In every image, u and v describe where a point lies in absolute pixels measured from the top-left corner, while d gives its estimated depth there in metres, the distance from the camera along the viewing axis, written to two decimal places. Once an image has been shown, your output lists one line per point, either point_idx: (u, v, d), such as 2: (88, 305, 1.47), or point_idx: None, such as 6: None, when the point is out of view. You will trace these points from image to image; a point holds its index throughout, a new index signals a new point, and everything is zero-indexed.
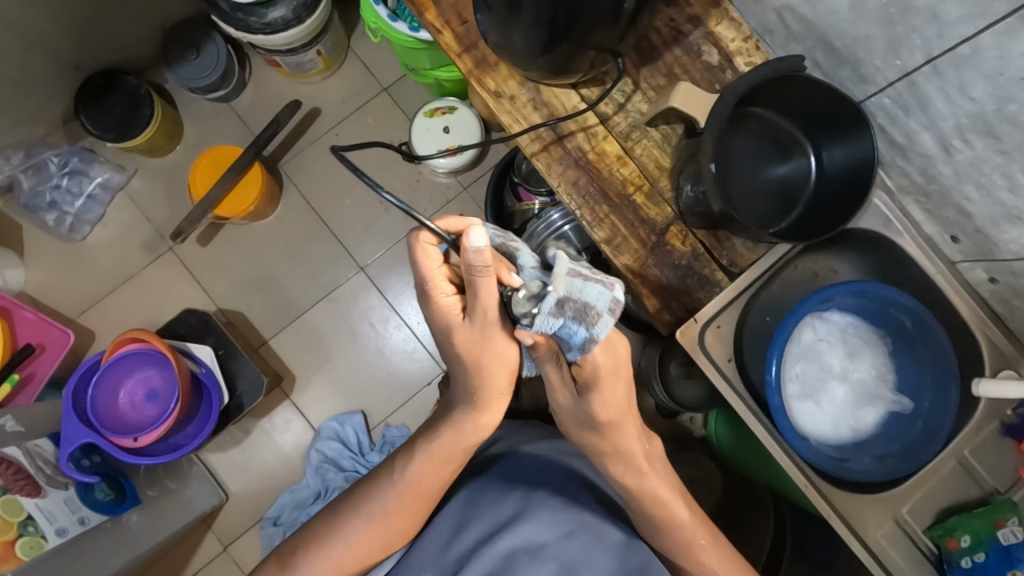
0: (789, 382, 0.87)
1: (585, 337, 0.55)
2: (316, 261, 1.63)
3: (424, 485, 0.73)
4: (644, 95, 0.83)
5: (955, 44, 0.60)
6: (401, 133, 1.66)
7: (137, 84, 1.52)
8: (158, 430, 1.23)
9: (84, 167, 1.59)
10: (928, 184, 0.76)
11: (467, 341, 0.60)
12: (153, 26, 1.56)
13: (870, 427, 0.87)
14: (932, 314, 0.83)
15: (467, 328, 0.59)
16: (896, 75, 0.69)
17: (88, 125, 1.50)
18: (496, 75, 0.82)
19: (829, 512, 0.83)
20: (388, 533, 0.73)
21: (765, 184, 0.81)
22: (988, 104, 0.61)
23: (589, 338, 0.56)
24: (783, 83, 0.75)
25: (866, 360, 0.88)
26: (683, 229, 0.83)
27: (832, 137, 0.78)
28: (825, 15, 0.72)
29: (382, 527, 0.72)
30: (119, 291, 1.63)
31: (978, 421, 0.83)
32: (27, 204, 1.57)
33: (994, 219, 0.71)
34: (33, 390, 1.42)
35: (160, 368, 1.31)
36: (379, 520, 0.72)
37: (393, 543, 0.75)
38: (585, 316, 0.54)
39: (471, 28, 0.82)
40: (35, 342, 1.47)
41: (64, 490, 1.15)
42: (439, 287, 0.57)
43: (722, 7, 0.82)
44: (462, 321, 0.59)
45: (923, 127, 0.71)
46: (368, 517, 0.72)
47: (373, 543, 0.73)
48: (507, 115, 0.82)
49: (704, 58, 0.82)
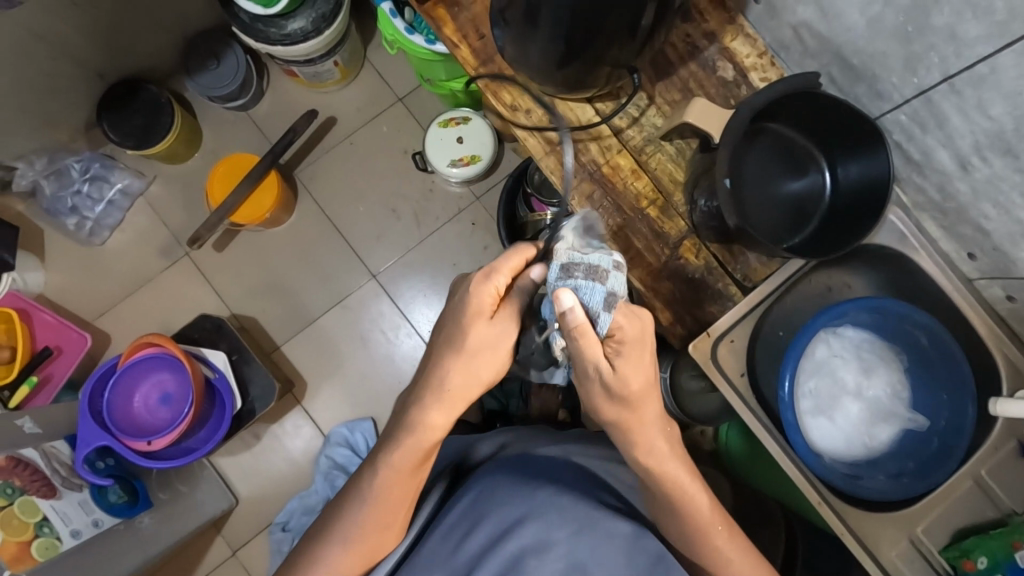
0: (800, 398, 0.87)
1: (603, 293, 0.60)
2: (330, 268, 1.65)
3: (401, 498, 0.69)
4: (658, 109, 0.83)
5: (973, 63, 0.60)
6: (415, 142, 1.68)
7: (158, 93, 1.55)
8: (172, 434, 1.25)
9: (105, 173, 1.62)
10: (945, 201, 0.76)
11: (478, 340, 0.61)
12: (175, 36, 1.59)
13: (884, 445, 0.86)
14: (949, 331, 0.83)
15: (488, 327, 0.62)
16: (912, 92, 0.69)
17: (110, 132, 1.53)
18: (512, 89, 0.83)
19: (842, 531, 0.82)
20: (382, 536, 0.71)
21: (779, 199, 0.81)
22: (1006, 123, 0.61)
23: (608, 295, 0.60)
24: (798, 99, 0.75)
25: (881, 377, 0.87)
26: (696, 243, 0.83)
27: (847, 154, 0.78)
28: (842, 31, 0.72)
29: (365, 542, 0.69)
30: (135, 295, 1.65)
31: (995, 440, 0.82)
32: (48, 208, 1.59)
33: (1012, 237, 0.70)
34: (50, 392, 1.45)
35: (174, 372, 1.33)
36: (363, 536, 0.69)
37: (379, 551, 0.72)
38: (595, 272, 0.61)
39: (489, 42, 0.83)
40: (53, 344, 1.49)
41: (78, 492, 1.17)
42: (505, 274, 0.62)
43: (737, 23, 0.83)
44: (489, 317, 0.62)
45: (940, 144, 0.71)
46: (351, 538, 0.69)
47: (367, 550, 0.70)
48: (522, 128, 0.83)
49: (719, 73, 0.83)
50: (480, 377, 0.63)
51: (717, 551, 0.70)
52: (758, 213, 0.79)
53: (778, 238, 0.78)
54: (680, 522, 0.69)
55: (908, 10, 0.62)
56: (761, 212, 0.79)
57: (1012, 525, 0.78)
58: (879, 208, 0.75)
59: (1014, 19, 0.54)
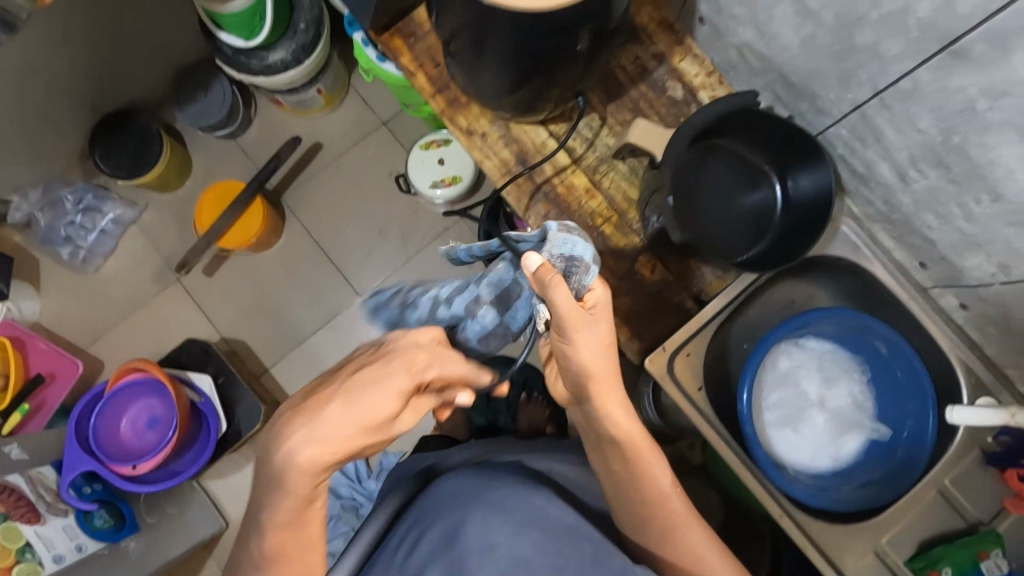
0: (762, 409, 0.88)
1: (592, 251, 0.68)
2: (318, 289, 1.68)
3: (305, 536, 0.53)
4: (610, 130, 0.85)
5: (897, 79, 0.62)
6: (399, 165, 1.72)
7: (148, 124, 1.60)
8: (155, 458, 1.26)
9: (97, 203, 1.66)
10: (892, 213, 0.77)
11: (384, 399, 0.51)
12: (165, 70, 1.64)
13: (851, 456, 0.86)
14: (908, 340, 0.84)
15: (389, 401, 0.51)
16: (848, 107, 0.71)
17: (101, 163, 1.58)
18: (468, 113, 0.85)
19: (806, 544, 0.81)
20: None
21: (734, 214, 0.78)
22: (935, 135, 0.62)
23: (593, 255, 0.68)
24: (739, 117, 0.78)
25: (844, 387, 0.88)
26: (652, 258, 0.85)
27: (795, 167, 0.77)
28: (780, 51, 0.74)
29: None
30: (128, 320, 1.68)
31: (958, 449, 0.81)
32: (44, 239, 1.64)
33: (956, 247, 0.71)
34: (42, 418, 1.47)
35: (160, 397, 1.34)
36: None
37: None
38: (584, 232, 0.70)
39: (444, 70, 0.86)
40: (46, 371, 1.52)
41: (64, 517, 1.20)
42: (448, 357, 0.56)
43: (685, 44, 0.86)
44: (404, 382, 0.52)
45: (880, 156, 0.72)
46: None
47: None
48: (479, 151, 0.86)
49: (669, 93, 0.85)
50: (362, 433, 0.51)
51: (676, 532, 0.68)
52: (708, 225, 0.76)
53: (731, 250, 0.77)
54: (639, 505, 0.67)
55: (835, 29, 0.64)
56: (711, 225, 0.77)
57: (979, 534, 0.78)
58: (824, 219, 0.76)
59: (927, 38, 0.55)
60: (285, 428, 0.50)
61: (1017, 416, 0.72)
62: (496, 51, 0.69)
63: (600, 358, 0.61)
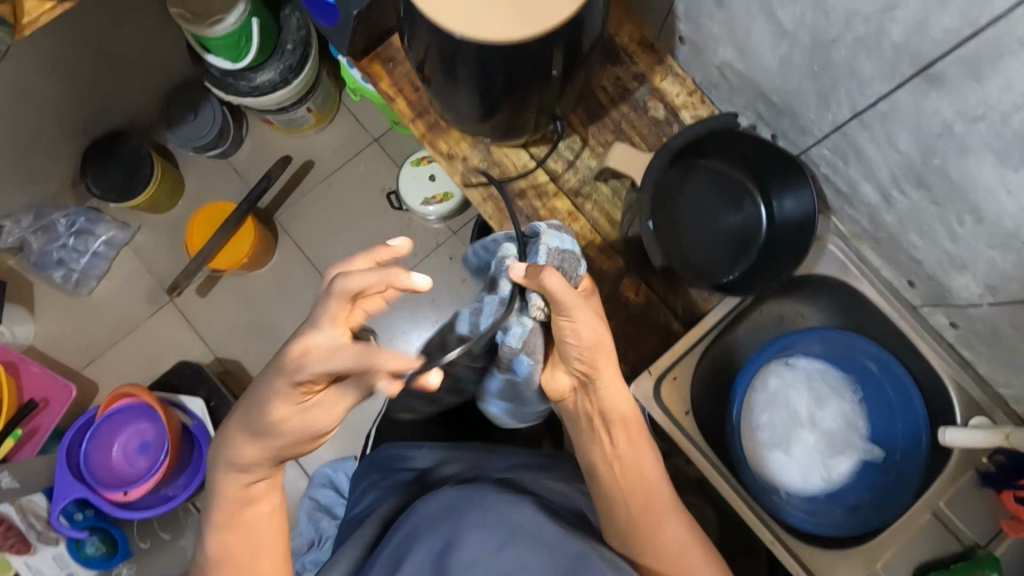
0: (752, 430, 0.86)
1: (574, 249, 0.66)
2: (312, 307, 1.67)
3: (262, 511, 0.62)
4: (592, 151, 0.85)
5: (875, 101, 0.60)
6: (391, 181, 1.72)
7: (138, 146, 1.60)
8: (146, 484, 1.27)
9: (90, 226, 1.66)
10: (877, 232, 0.75)
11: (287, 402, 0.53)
12: (155, 92, 1.65)
13: (843, 478, 0.85)
14: (899, 360, 0.83)
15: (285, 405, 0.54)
16: (829, 127, 0.70)
17: (93, 185, 1.58)
18: (448, 138, 0.85)
19: (798, 571, 0.80)
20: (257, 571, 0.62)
21: (717, 233, 0.81)
22: (915, 157, 0.61)
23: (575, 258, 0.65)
24: (720, 137, 0.77)
25: (837, 408, 0.85)
26: (636, 280, 0.83)
27: (781, 188, 0.77)
28: (758, 71, 0.73)
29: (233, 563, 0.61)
30: (122, 342, 1.68)
31: (952, 471, 0.79)
32: (36, 263, 1.64)
33: (943, 267, 0.70)
34: (36, 444, 1.47)
35: (152, 421, 1.33)
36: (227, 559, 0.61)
37: None
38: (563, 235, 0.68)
39: (424, 94, 0.85)
40: (40, 396, 1.52)
41: (54, 547, 1.27)
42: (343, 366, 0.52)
43: (666, 63, 0.85)
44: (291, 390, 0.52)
45: (863, 177, 0.71)
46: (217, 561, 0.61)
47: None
48: (460, 175, 0.85)
49: (650, 113, 0.84)
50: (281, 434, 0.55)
51: (658, 524, 0.64)
52: (687, 246, 0.79)
53: (712, 270, 0.80)
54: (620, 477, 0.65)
55: (812, 51, 0.63)
56: (689, 245, 0.80)
57: (975, 559, 0.76)
58: (809, 236, 0.74)
59: (901, 61, 0.54)
60: (243, 408, 0.57)
61: (1010, 438, 0.71)
62: (470, 79, 0.68)
63: (596, 338, 0.58)
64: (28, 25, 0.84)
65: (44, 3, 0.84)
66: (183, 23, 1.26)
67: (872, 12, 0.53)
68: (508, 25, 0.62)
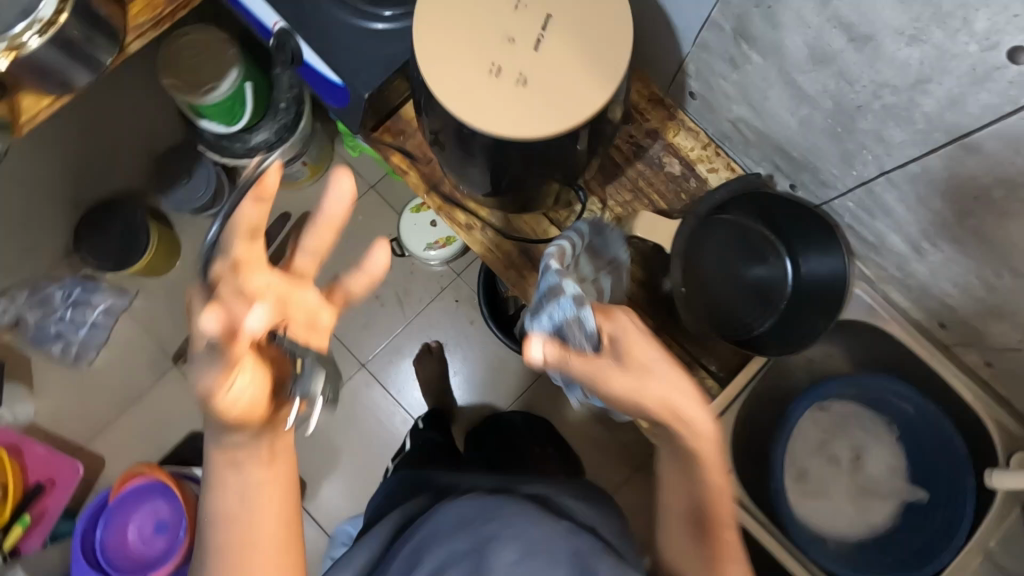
0: (791, 480, 0.86)
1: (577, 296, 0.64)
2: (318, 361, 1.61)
3: (259, 544, 0.48)
4: (611, 212, 0.84)
5: (905, 162, 0.61)
6: (391, 228, 1.69)
7: (133, 211, 1.57)
8: (165, 567, 1.24)
9: (86, 296, 1.62)
10: (906, 278, 0.75)
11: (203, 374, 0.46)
12: (146, 156, 1.62)
13: (887, 522, 0.85)
14: (933, 400, 0.82)
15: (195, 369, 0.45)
16: (854, 182, 0.69)
17: (89, 256, 1.55)
18: (465, 209, 0.83)
19: None
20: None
21: (741, 289, 0.80)
22: (948, 214, 0.61)
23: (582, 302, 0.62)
24: (744, 199, 0.78)
25: (874, 452, 0.86)
26: (669, 340, 0.79)
27: (806, 245, 0.78)
28: (776, 128, 0.73)
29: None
30: (127, 411, 1.63)
31: (1000, 509, 0.79)
32: (34, 338, 1.60)
33: (978, 312, 0.70)
34: (46, 528, 1.43)
35: (166, 499, 1.28)
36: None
37: None
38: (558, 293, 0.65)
39: (437, 166, 0.84)
40: (46, 477, 1.48)
41: None
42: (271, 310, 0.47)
43: (678, 119, 0.83)
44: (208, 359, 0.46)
45: (891, 228, 0.70)
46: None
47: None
48: (480, 246, 0.84)
49: (666, 169, 0.83)
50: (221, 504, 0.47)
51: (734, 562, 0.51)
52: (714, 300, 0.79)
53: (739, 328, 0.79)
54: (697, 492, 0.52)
55: (834, 114, 0.63)
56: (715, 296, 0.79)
57: None
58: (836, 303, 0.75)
59: (934, 129, 0.55)
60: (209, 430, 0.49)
61: None
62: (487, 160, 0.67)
63: (660, 385, 0.50)
64: (26, 123, 0.83)
65: (42, 99, 0.82)
66: (178, 94, 1.24)
67: (902, 85, 0.53)
68: (547, 112, 0.52)
